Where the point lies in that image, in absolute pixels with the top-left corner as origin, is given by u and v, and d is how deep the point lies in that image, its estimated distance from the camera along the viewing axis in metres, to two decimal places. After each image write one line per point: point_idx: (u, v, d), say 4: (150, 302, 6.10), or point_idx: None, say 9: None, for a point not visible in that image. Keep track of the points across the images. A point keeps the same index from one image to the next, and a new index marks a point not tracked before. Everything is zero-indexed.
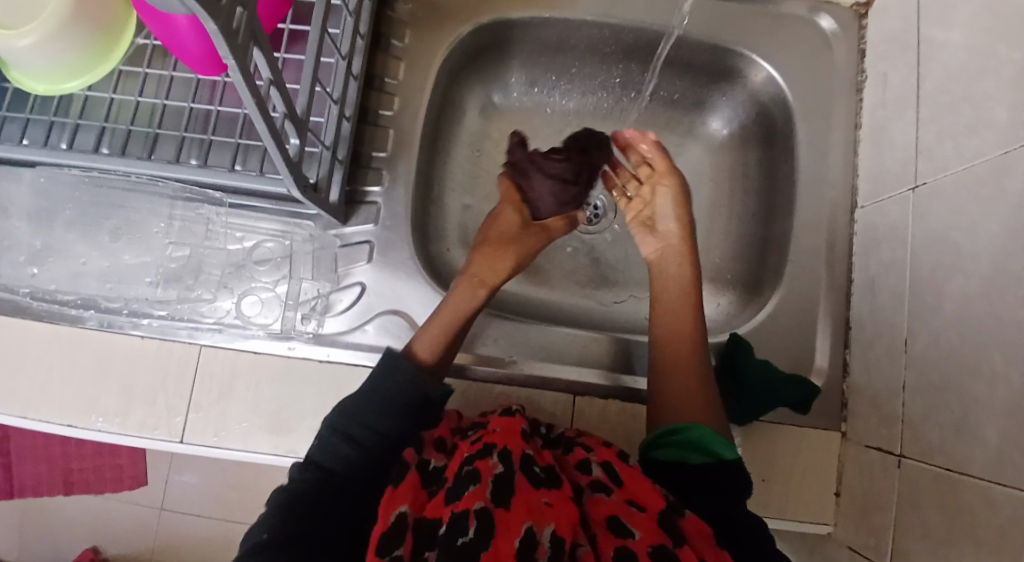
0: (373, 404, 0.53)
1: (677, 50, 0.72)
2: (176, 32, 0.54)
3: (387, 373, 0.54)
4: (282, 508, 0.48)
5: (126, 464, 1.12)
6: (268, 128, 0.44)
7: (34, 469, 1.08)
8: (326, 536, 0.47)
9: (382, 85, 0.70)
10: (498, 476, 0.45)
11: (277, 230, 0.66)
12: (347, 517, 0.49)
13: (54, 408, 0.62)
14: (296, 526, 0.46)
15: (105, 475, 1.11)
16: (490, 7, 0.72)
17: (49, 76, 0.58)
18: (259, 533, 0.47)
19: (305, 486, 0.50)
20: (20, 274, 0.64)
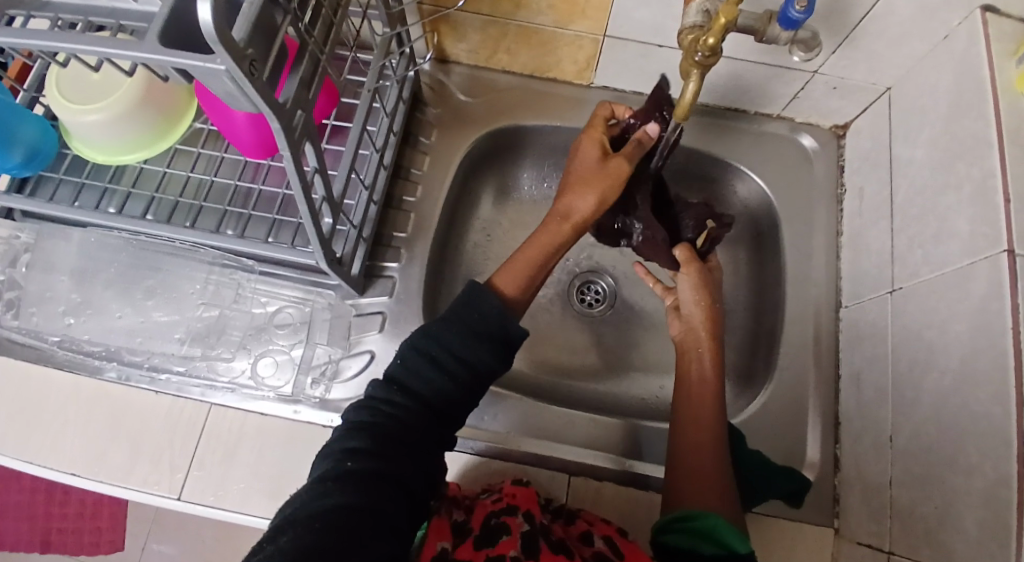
0: (459, 333, 0.55)
1: (674, 158, 0.79)
2: (234, 126, 0.63)
3: (473, 301, 0.56)
4: (368, 432, 0.51)
5: (106, 528, 1.27)
6: (306, 204, 0.50)
7: (16, 527, 1.26)
8: (408, 466, 0.51)
9: (408, 175, 0.78)
10: (526, 532, 0.51)
11: (298, 297, 0.71)
12: (424, 448, 0.52)
13: (62, 455, 0.64)
14: (383, 454, 0.50)
15: (84, 537, 1.26)
16: (508, 113, 0.81)
17: (107, 148, 0.64)
18: (343, 453, 0.50)
19: (388, 413, 0.52)
20: (54, 323, 0.68)
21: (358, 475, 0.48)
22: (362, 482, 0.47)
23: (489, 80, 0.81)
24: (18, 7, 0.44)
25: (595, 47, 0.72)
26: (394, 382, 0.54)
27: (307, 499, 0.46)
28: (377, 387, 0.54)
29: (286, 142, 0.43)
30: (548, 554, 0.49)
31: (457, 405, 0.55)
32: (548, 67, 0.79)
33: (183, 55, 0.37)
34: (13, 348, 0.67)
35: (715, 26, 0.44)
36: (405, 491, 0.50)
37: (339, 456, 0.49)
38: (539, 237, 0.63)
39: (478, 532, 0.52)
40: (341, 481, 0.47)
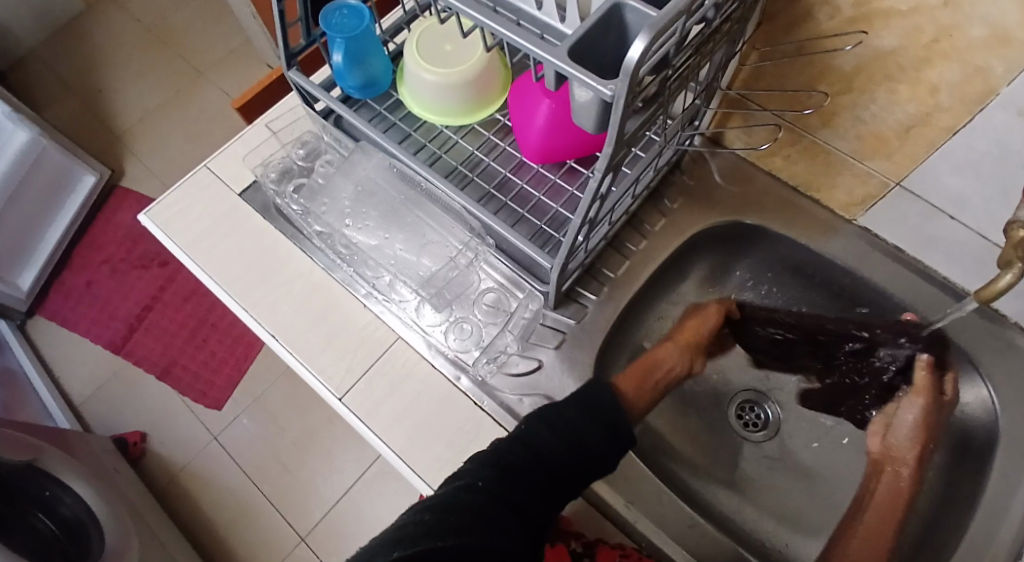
0: (580, 409, 0.61)
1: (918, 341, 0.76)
2: (534, 125, 0.70)
3: (596, 387, 0.63)
4: (494, 465, 0.56)
5: (217, 386, 1.56)
6: (581, 217, 0.57)
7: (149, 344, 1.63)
8: (519, 494, 0.55)
9: (639, 226, 0.81)
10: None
11: (504, 285, 0.76)
12: (536, 490, 0.56)
13: (273, 319, 0.75)
14: (503, 485, 0.55)
15: (197, 383, 1.57)
16: (754, 214, 0.81)
17: (424, 103, 0.73)
18: (474, 474, 0.55)
19: (512, 454, 0.57)
20: (328, 220, 0.78)
21: (481, 495, 0.53)
22: (485, 501, 0.53)
23: (749, 174, 0.83)
24: None
25: (880, 189, 0.72)
26: (522, 433, 0.59)
27: (434, 498, 0.52)
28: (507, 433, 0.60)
29: (604, 165, 0.49)
30: None
31: (576, 478, 0.59)
32: (814, 187, 0.79)
33: (579, 68, 0.42)
34: (277, 219, 0.79)
35: None
36: (519, 522, 0.54)
37: (470, 477, 0.55)
38: (656, 354, 0.75)
39: None
40: (467, 494, 0.53)
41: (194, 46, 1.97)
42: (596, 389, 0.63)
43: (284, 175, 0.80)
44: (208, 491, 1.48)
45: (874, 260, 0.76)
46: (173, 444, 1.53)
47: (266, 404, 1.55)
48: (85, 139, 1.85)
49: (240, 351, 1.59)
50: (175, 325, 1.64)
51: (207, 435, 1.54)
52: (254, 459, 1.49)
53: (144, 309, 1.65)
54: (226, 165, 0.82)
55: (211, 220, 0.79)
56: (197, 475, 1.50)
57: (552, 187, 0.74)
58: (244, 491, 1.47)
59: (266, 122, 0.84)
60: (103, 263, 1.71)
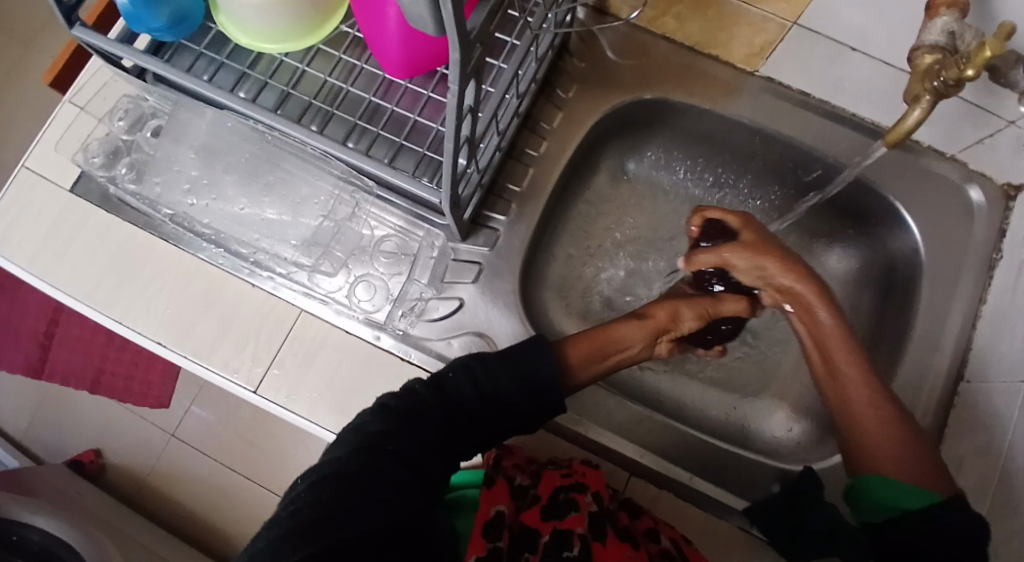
0: (504, 366, 0.57)
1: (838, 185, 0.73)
2: (385, 35, 0.60)
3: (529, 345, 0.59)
4: (401, 421, 0.52)
5: (155, 384, 1.47)
6: (454, 139, 0.49)
7: (68, 358, 1.49)
8: (422, 452, 0.52)
9: (536, 127, 0.73)
10: (593, 512, 0.55)
11: (402, 227, 0.69)
12: (440, 448, 0.54)
13: (152, 323, 0.67)
14: (408, 443, 0.51)
15: (133, 386, 1.47)
16: (654, 87, 0.74)
17: (253, 32, 0.62)
18: (375, 431, 0.51)
19: (424, 409, 0.54)
20: (175, 196, 0.68)
21: (383, 455, 0.50)
22: (385, 461, 0.49)
23: (642, 44, 0.75)
24: None
25: (779, 33, 0.66)
26: (442, 386, 0.56)
27: (331, 464, 0.48)
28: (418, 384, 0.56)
29: (457, 76, 0.41)
30: (614, 539, 0.54)
31: (486, 428, 0.57)
32: (713, 45, 0.72)
33: None
34: (122, 209, 0.68)
35: (976, 57, 0.45)
36: (421, 480, 0.51)
37: (371, 435, 0.51)
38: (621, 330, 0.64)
39: (546, 502, 0.56)
40: (366, 455, 0.49)
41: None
42: (531, 348, 0.58)
43: (113, 156, 0.69)
44: (177, 488, 1.43)
45: (785, 113, 0.72)
46: (128, 453, 1.46)
47: (210, 389, 1.47)
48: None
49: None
50: (90, 332, 1.50)
51: (162, 434, 1.46)
52: (217, 446, 1.43)
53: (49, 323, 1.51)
54: (45, 158, 0.69)
55: (46, 228, 0.68)
56: (163, 475, 1.44)
57: (428, 104, 0.66)
58: (213, 480, 1.42)
59: (74, 95, 0.70)
60: None
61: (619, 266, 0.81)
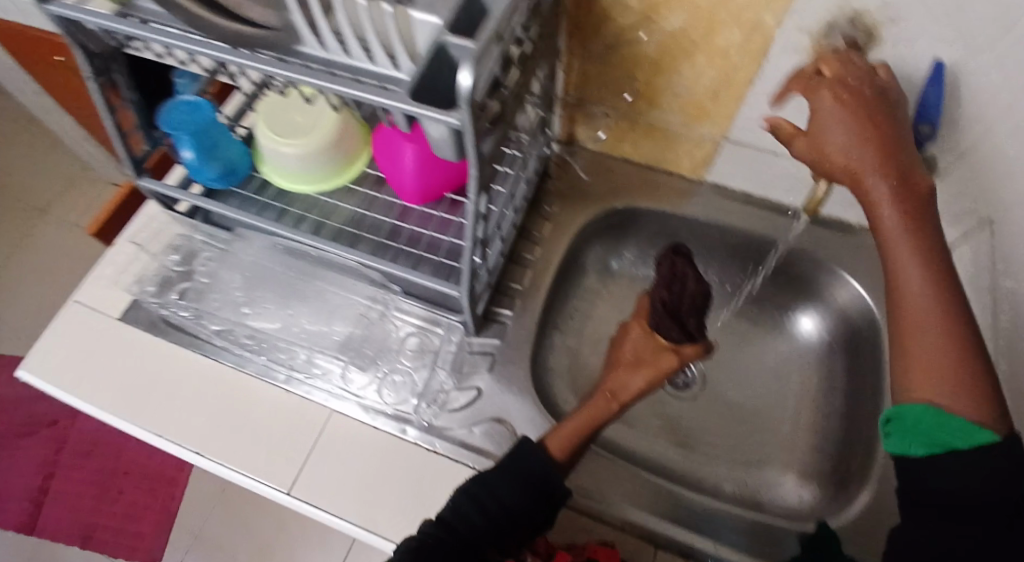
0: (506, 481, 0.60)
1: (791, 262, 0.85)
2: (400, 172, 0.74)
3: (524, 452, 0.62)
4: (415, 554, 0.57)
5: (147, 537, 1.48)
6: (472, 239, 0.59)
7: (60, 516, 1.50)
8: None
9: (529, 236, 0.86)
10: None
11: (421, 326, 0.78)
12: None
13: (191, 434, 0.72)
14: None
15: (124, 541, 1.47)
16: (625, 196, 0.88)
17: (292, 176, 0.75)
18: None
19: (435, 542, 0.57)
20: (233, 311, 0.78)
21: None
22: None
23: (607, 164, 0.90)
24: (272, 50, 0.54)
25: (716, 148, 0.81)
26: (452, 516, 0.59)
27: None
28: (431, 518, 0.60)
29: (475, 186, 0.52)
30: None
31: (499, 546, 0.60)
32: (666, 163, 0.87)
33: (423, 107, 0.47)
34: (168, 331, 0.76)
35: None
36: None
37: None
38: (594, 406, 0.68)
39: None
40: None
41: (54, 202, 1.95)
42: (527, 454, 0.62)
43: (164, 285, 0.78)
44: None
45: (737, 208, 0.85)
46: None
47: (207, 539, 1.48)
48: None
49: (168, 474, 1.54)
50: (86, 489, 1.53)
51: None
52: None
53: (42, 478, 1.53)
54: (99, 293, 0.78)
55: (96, 354, 0.75)
56: None
57: (439, 222, 0.77)
58: None
59: (131, 238, 0.81)
60: None
61: None
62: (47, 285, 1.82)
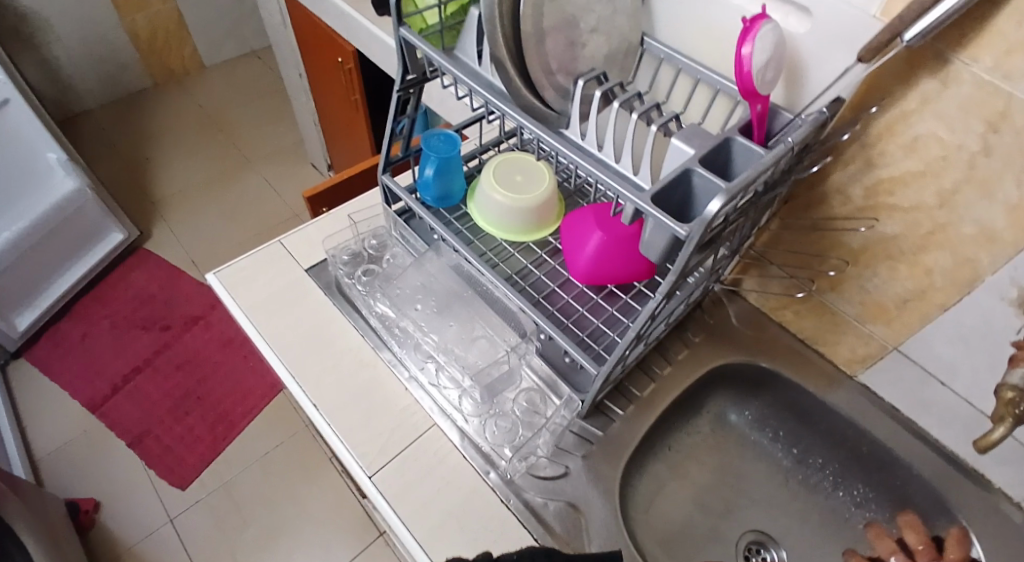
0: None
1: (909, 489, 0.82)
2: (580, 250, 0.81)
3: None
4: None
5: (186, 465, 1.58)
6: (637, 331, 0.66)
7: (130, 410, 1.68)
8: None
9: (665, 353, 0.89)
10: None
11: (540, 386, 0.82)
12: None
13: (316, 389, 0.80)
14: None
15: (164, 459, 1.60)
16: (768, 357, 0.89)
17: (486, 217, 0.85)
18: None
19: None
20: (405, 305, 0.84)
21: None
22: None
23: (762, 322, 0.93)
24: (548, 122, 0.65)
25: (880, 350, 0.82)
26: None
27: None
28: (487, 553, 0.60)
29: (665, 288, 0.59)
30: None
31: None
32: (821, 342, 0.89)
33: (660, 211, 0.54)
34: (337, 297, 0.87)
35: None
36: None
37: None
38: None
39: None
40: None
41: (261, 161, 2.25)
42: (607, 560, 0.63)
43: (354, 260, 0.89)
44: None
45: (876, 416, 0.84)
46: (129, 519, 1.51)
47: (231, 492, 1.55)
48: (135, 217, 2.07)
49: (233, 417, 1.67)
50: (157, 398, 1.70)
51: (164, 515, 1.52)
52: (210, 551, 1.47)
53: (131, 370, 1.75)
54: (300, 247, 0.92)
55: (275, 289, 0.87)
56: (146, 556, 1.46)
57: (594, 304, 0.83)
58: None
59: (348, 212, 0.95)
60: (104, 318, 1.84)
61: (697, 500, 0.88)
62: (223, 221, 2.08)
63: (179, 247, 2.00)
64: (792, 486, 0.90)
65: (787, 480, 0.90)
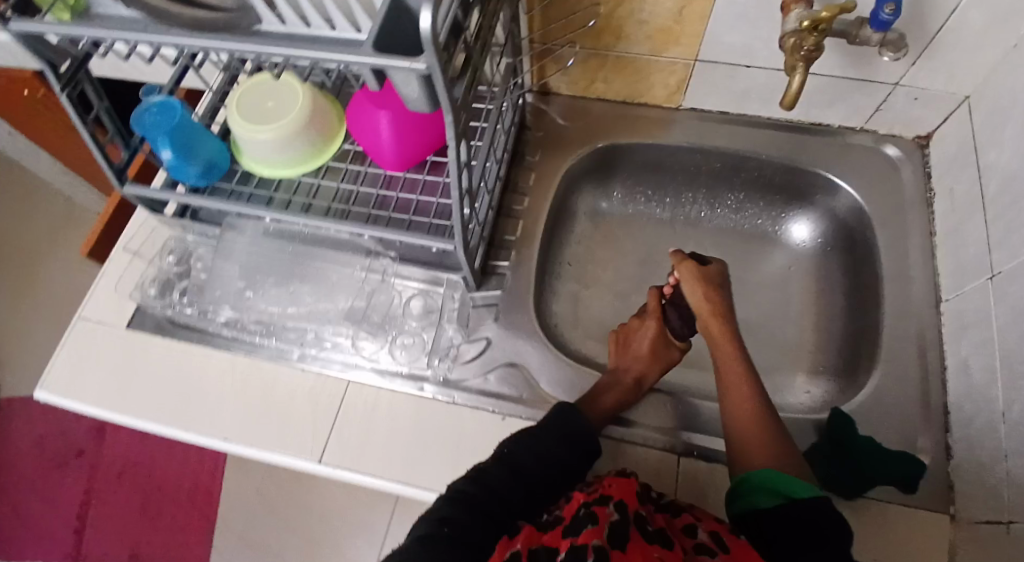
0: (548, 435, 0.64)
1: (767, 171, 0.86)
2: (378, 142, 0.75)
3: (564, 412, 0.66)
4: (466, 504, 0.56)
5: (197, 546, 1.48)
6: (458, 189, 0.60)
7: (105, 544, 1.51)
8: (480, 533, 0.55)
9: (516, 187, 0.86)
10: (614, 522, 0.52)
11: (423, 287, 0.78)
12: (487, 524, 0.56)
13: (218, 423, 0.72)
14: (466, 528, 0.54)
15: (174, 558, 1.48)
16: (606, 135, 0.88)
17: (273, 164, 0.76)
18: (436, 522, 0.54)
19: (486, 488, 0.58)
20: (237, 295, 0.79)
21: (447, 535, 0.53)
22: (449, 547, 0.52)
23: (585, 106, 0.91)
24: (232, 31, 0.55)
25: (687, 71, 0.82)
26: (501, 463, 0.61)
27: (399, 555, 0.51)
28: (478, 468, 0.61)
29: (454, 133, 0.53)
30: (640, 541, 0.52)
31: (545, 486, 0.62)
32: (642, 94, 0.88)
33: (389, 57, 0.48)
34: (176, 331, 0.78)
35: (820, 20, 0.59)
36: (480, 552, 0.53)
37: (436, 523, 0.54)
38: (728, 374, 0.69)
39: (568, 522, 0.54)
40: (430, 543, 0.52)
41: (7, 231, 1.83)
42: (565, 412, 0.66)
43: (166, 287, 0.80)
44: None
45: (716, 130, 0.86)
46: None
47: (248, 541, 1.48)
48: None
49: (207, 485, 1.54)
50: (123, 515, 1.54)
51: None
52: None
53: (80, 508, 1.55)
54: (102, 306, 0.79)
55: (107, 366, 0.76)
56: None
57: (426, 186, 0.79)
58: None
59: (124, 246, 0.82)
60: (15, 482, 1.58)
61: (614, 293, 0.90)
62: None
63: None
64: (682, 230, 0.93)
65: (676, 228, 0.93)
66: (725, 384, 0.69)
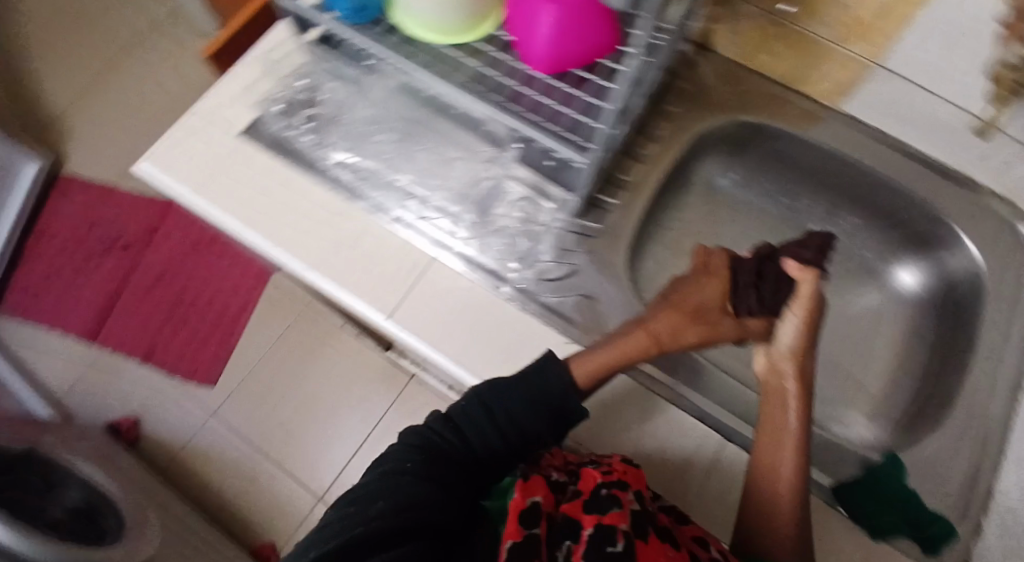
0: (519, 398, 0.63)
1: (900, 203, 0.81)
2: (533, 36, 0.73)
3: (541, 373, 0.64)
4: (427, 452, 0.64)
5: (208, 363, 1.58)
6: None
7: (128, 332, 1.66)
8: (442, 477, 0.63)
9: (648, 132, 0.84)
10: (635, 511, 0.54)
11: (529, 194, 0.77)
12: (450, 476, 0.64)
13: (302, 250, 0.74)
14: (426, 471, 0.62)
15: (184, 364, 1.60)
16: (749, 109, 0.84)
17: (423, 24, 0.75)
18: (403, 460, 0.64)
19: (446, 443, 0.66)
20: (360, 135, 0.80)
21: (408, 477, 0.61)
22: (406, 486, 0.61)
23: (738, 73, 0.86)
24: None
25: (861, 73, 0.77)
26: (476, 414, 0.64)
27: (367, 486, 0.61)
28: (443, 418, 0.68)
29: None
30: (655, 537, 0.54)
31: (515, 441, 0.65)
32: (801, 81, 0.84)
33: None
34: (288, 153, 0.79)
35: None
36: (442, 494, 0.62)
37: (398, 463, 0.63)
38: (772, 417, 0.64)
39: (587, 497, 0.56)
40: (394, 480, 0.61)
41: None
42: (542, 375, 0.64)
43: (293, 109, 0.81)
44: (207, 467, 1.51)
45: (865, 143, 0.81)
46: (169, 425, 1.56)
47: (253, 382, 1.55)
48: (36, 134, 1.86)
49: (230, 313, 1.64)
50: (150, 315, 1.68)
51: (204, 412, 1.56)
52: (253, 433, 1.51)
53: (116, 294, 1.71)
54: (226, 106, 0.80)
55: (216, 161, 0.78)
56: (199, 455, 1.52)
57: (562, 94, 0.74)
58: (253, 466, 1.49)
59: (263, 55, 0.83)
60: (69, 253, 1.76)
61: None
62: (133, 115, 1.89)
63: (96, 157, 1.83)
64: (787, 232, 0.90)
65: (782, 228, 0.90)
66: (761, 432, 0.63)
